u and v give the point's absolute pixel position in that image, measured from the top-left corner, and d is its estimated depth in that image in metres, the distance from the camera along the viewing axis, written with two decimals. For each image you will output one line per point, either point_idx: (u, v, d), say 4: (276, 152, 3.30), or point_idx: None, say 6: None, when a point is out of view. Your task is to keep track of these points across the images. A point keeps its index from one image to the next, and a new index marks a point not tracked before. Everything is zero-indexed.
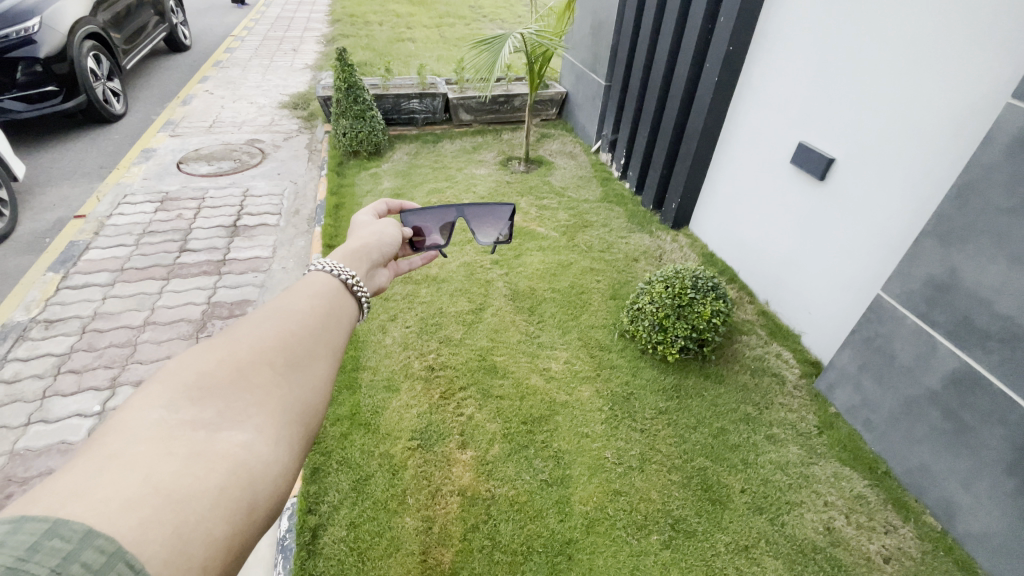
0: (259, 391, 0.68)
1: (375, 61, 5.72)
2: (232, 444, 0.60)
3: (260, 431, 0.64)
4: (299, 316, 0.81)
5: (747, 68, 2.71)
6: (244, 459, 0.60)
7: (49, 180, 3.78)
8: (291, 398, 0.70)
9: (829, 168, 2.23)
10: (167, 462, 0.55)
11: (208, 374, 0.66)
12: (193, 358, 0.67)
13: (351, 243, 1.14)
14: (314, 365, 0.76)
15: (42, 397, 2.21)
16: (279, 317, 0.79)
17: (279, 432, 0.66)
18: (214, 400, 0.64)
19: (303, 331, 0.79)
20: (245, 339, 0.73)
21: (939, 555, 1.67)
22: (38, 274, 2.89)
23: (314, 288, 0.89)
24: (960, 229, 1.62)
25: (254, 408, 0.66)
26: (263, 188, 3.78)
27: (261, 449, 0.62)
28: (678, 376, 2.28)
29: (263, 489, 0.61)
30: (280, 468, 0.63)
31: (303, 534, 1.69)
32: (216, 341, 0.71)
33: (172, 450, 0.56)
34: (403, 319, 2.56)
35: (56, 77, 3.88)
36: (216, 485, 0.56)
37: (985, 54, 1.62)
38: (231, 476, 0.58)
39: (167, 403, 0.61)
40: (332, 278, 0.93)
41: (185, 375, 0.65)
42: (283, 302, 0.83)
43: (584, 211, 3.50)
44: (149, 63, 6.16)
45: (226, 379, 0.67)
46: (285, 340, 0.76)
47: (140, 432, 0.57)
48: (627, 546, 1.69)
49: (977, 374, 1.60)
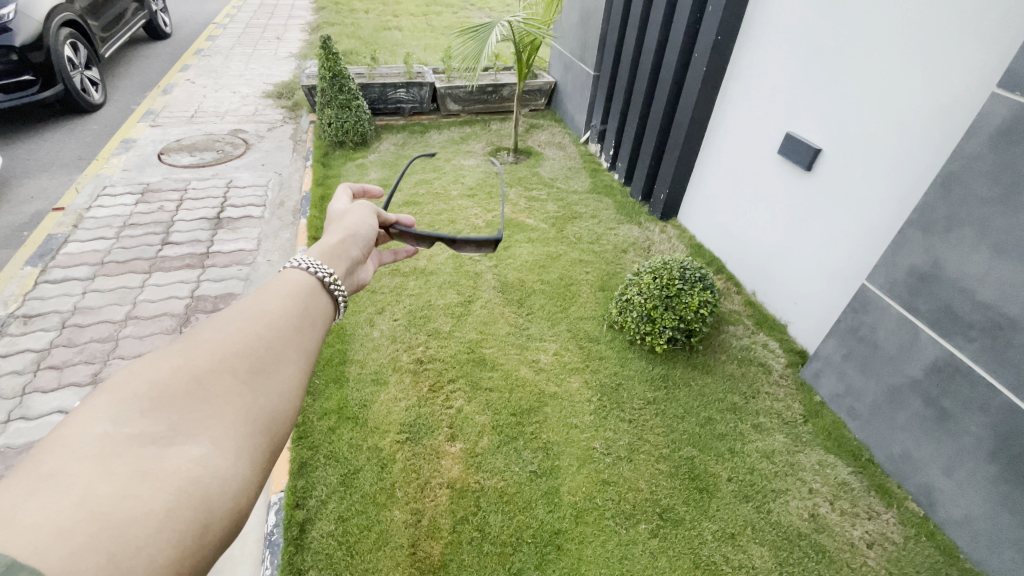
0: (217, 401, 0.66)
1: (361, 50, 5.62)
2: (186, 459, 0.59)
3: (217, 444, 0.63)
4: (268, 319, 0.80)
5: (733, 60, 2.71)
6: (198, 476, 0.59)
7: (25, 171, 3.67)
8: (254, 408, 0.69)
9: (815, 159, 2.24)
10: (110, 481, 0.53)
11: (161, 384, 0.64)
12: (148, 366, 0.65)
13: (329, 239, 1.11)
14: (279, 372, 0.75)
15: (21, 394, 2.16)
16: (244, 320, 0.77)
17: (238, 444, 0.65)
18: (167, 412, 0.62)
19: (268, 337, 0.77)
20: (207, 345, 0.71)
21: (921, 540, 1.71)
22: (15, 269, 2.81)
23: (285, 290, 0.88)
24: (943, 219, 1.63)
25: (211, 419, 0.64)
26: (247, 179, 3.72)
27: (217, 464, 0.61)
28: (666, 366, 2.29)
29: (219, 506, 0.59)
30: (237, 482, 0.62)
31: (291, 529, 1.67)
32: (176, 346, 0.69)
33: (116, 469, 0.55)
34: (391, 312, 2.54)
35: (32, 66, 3.76)
36: (163, 506, 0.55)
37: (968, 45, 1.63)
38: (182, 495, 0.56)
39: (115, 416, 0.59)
40: (309, 277, 0.92)
41: (137, 385, 0.62)
42: (250, 304, 0.81)
43: (573, 202, 3.48)
44: (128, 50, 5.99)
45: (182, 389, 0.65)
46: (249, 347, 0.74)
47: (85, 447, 0.55)
48: (616, 536, 1.70)
49: (958, 363, 1.62)
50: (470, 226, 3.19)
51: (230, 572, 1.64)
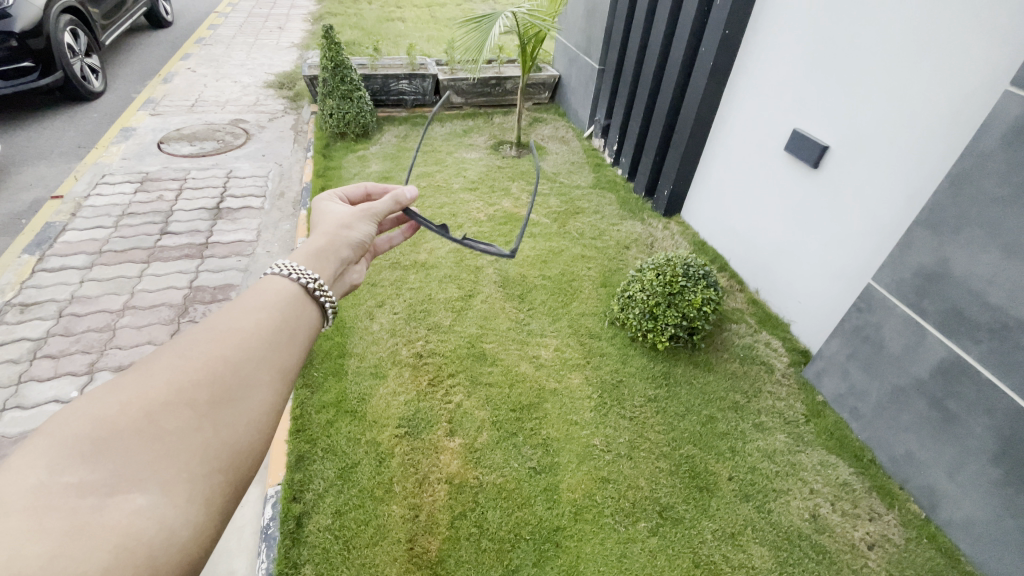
0: (171, 438, 0.63)
1: (364, 40, 5.57)
2: (128, 511, 0.56)
3: (166, 490, 0.60)
4: (239, 339, 0.77)
5: (740, 57, 2.68)
6: (142, 530, 0.56)
7: (24, 159, 3.64)
8: (213, 445, 0.66)
9: (822, 157, 2.22)
10: (41, 539, 0.51)
11: (107, 423, 0.61)
12: (95, 403, 0.62)
13: (315, 240, 1.08)
14: (245, 402, 0.72)
15: (17, 383, 2.14)
16: (210, 341, 0.74)
17: (191, 488, 0.62)
18: (112, 455, 0.59)
19: (236, 360, 0.74)
20: (166, 371, 0.68)
21: (923, 542, 1.70)
22: (12, 256, 2.79)
23: (263, 301, 0.85)
24: (952, 219, 1.61)
25: (162, 461, 0.61)
26: (247, 170, 3.69)
27: (164, 514, 0.58)
28: (667, 364, 2.27)
29: (166, 559, 0.57)
30: (188, 532, 0.60)
31: (287, 522, 1.66)
32: (132, 376, 0.67)
33: (48, 525, 0.52)
34: (391, 306, 2.51)
35: (31, 53, 3.72)
36: (100, 566, 0.52)
37: (980, 43, 1.60)
38: (120, 553, 0.54)
39: (51, 464, 0.56)
40: (291, 283, 0.91)
41: (78, 426, 0.60)
42: (219, 323, 0.78)
43: (576, 197, 3.45)
44: (129, 39, 5.94)
45: (131, 427, 0.62)
46: (213, 373, 0.71)
47: (16, 501, 0.53)
48: (615, 534, 1.69)
49: (964, 364, 1.60)
50: (471, 220, 3.17)
51: (225, 565, 1.63)
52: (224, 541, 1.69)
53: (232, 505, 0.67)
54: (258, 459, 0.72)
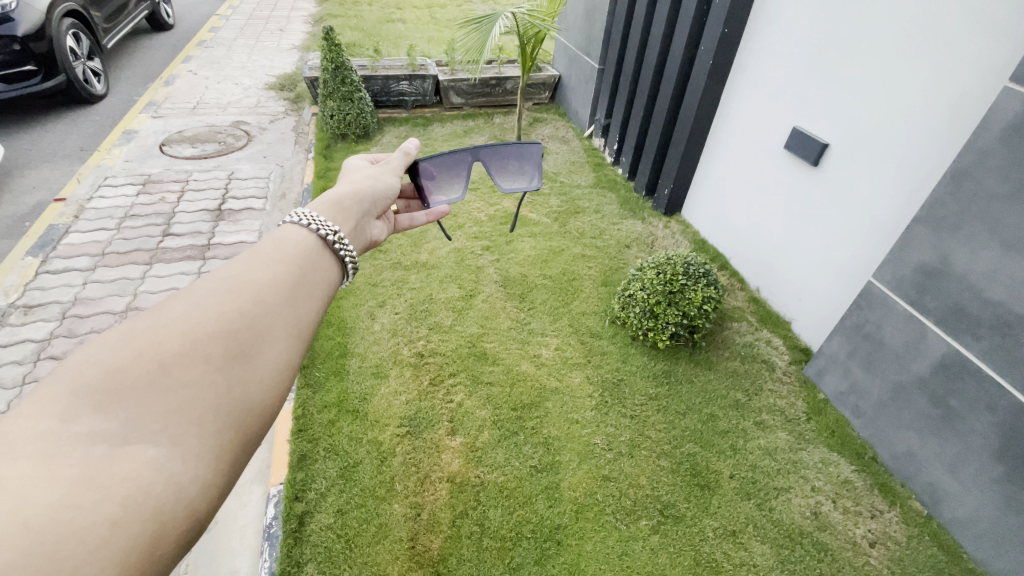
0: (183, 391, 0.63)
1: (364, 42, 5.59)
2: (139, 463, 0.56)
3: (177, 444, 0.60)
4: (255, 291, 0.76)
5: (741, 50, 2.67)
6: (151, 482, 0.56)
7: (27, 162, 3.66)
8: (225, 399, 0.66)
9: (822, 154, 2.21)
10: (50, 486, 0.51)
11: (120, 372, 0.61)
12: (109, 351, 0.62)
13: (334, 195, 1.10)
14: (259, 357, 0.72)
15: (21, 384, 2.16)
16: (226, 294, 0.74)
17: (200, 444, 0.62)
18: (124, 406, 0.59)
19: (252, 314, 0.74)
20: (180, 321, 0.68)
21: (924, 539, 1.70)
22: (16, 259, 2.81)
23: (280, 255, 0.85)
24: (953, 216, 1.61)
25: (173, 414, 0.61)
26: (248, 171, 3.70)
27: (174, 468, 0.58)
28: (668, 362, 2.28)
29: (174, 513, 0.57)
30: (197, 486, 0.60)
31: (289, 521, 1.67)
32: (146, 324, 0.66)
33: (57, 472, 0.52)
34: (392, 306, 2.52)
35: (34, 56, 3.74)
36: (108, 518, 0.52)
37: (979, 39, 1.60)
38: (129, 505, 0.54)
39: (63, 411, 0.56)
40: (309, 233, 0.92)
41: (91, 373, 0.60)
42: (236, 274, 0.77)
43: (577, 196, 3.46)
44: (131, 42, 5.96)
45: (144, 377, 0.61)
46: (228, 326, 0.71)
47: (27, 446, 0.52)
48: (616, 532, 1.69)
49: (965, 361, 1.60)
50: (472, 220, 3.17)
51: (229, 565, 1.64)
52: (228, 540, 1.70)
53: (243, 462, 0.66)
54: (270, 417, 0.72)
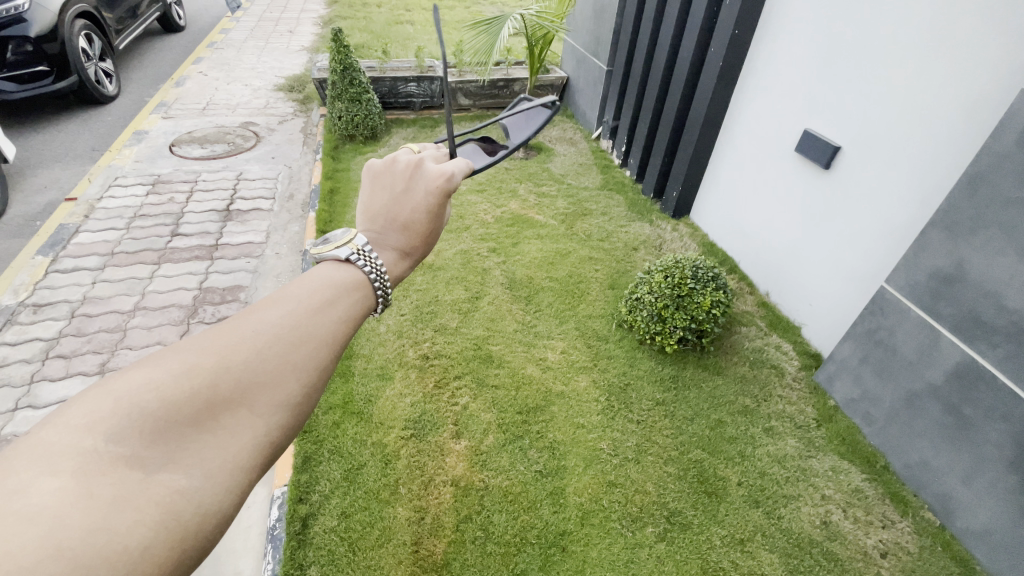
0: (227, 428, 0.55)
1: (373, 44, 5.61)
2: (171, 493, 0.50)
3: (211, 477, 0.53)
4: (322, 334, 0.65)
5: (752, 53, 2.64)
6: (181, 512, 0.50)
7: (39, 162, 3.70)
8: (263, 443, 0.58)
9: (834, 157, 2.18)
10: (86, 509, 0.45)
11: (172, 404, 0.52)
12: (166, 373, 0.53)
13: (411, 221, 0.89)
14: (304, 408, 0.62)
15: (29, 383, 2.17)
16: (293, 328, 0.63)
17: (232, 477, 0.55)
18: (169, 437, 0.51)
19: (311, 356, 0.63)
20: (241, 352, 0.59)
21: (937, 550, 1.66)
22: (27, 258, 2.83)
23: (352, 288, 0.73)
24: (968, 221, 1.57)
25: (213, 449, 0.54)
26: (257, 172, 3.72)
27: (204, 502, 0.52)
28: (676, 367, 2.25)
29: (197, 544, 0.51)
30: (221, 521, 0.53)
31: (293, 523, 1.66)
32: (205, 350, 0.57)
33: (95, 494, 0.46)
34: (398, 307, 2.51)
35: (47, 57, 3.79)
36: (139, 544, 0.47)
37: (997, 41, 1.57)
38: (159, 534, 0.48)
39: (109, 431, 0.49)
40: (367, 282, 0.75)
41: (143, 395, 0.51)
42: (306, 321, 0.64)
43: (584, 198, 3.44)
44: (142, 43, 6.03)
45: (194, 411, 0.53)
46: (286, 366, 0.60)
47: (68, 463, 0.46)
48: (622, 539, 1.67)
49: (981, 369, 1.57)
50: (478, 221, 3.17)
51: (231, 565, 1.64)
52: (231, 540, 1.70)
53: None
54: None
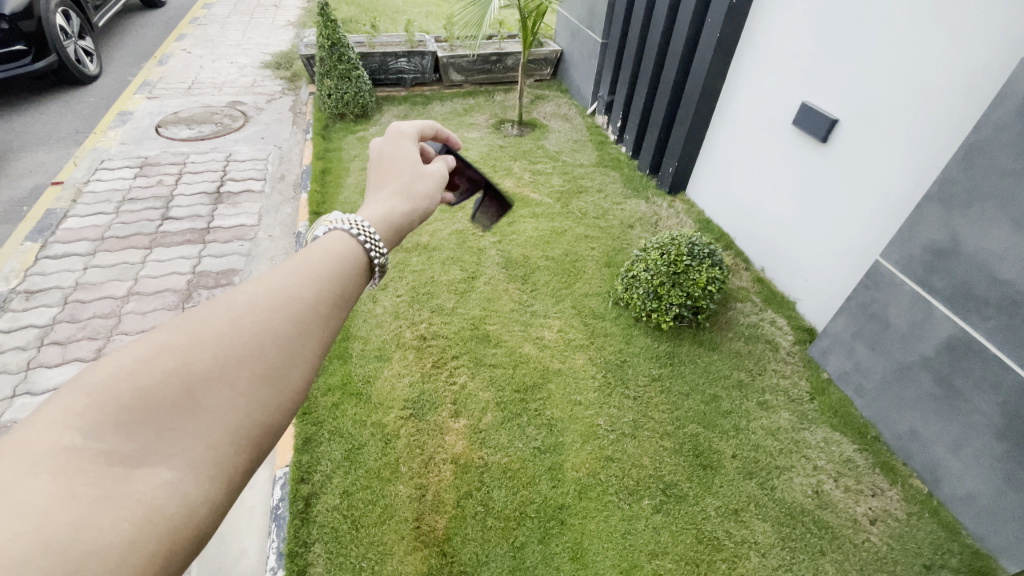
0: (206, 414, 0.55)
1: (361, 18, 5.46)
2: (154, 485, 0.50)
3: (193, 466, 0.53)
4: (297, 312, 0.65)
5: (749, 23, 2.58)
6: (165, 504, 0.50)
7: (22, 145, 3.62)
8: (246, 427, 0.58)
9: (831, 130, 2.16)
10: (70, 506, 0.45)
11: (146, 393, 0.52)
12: (137, 363, 0.53)
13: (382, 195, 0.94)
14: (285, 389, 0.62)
15: (26, 369, 2.17)
16: (265, 307, 0.63)
17: (216, 465, 0.55)
18: (146, 427, 0.52)
19: (286, 335, 0.63)
20: (215, 336, 0.58)
21: (924, 516, 1.71)
22: (15, 244, 2.79)
23: (326, 263, 0.73)
24: (963, 193, 1.57)
25: (193, 437, 0.54)
26: (246, 153, 3.65)
27: (188, 492, 0.52)
28: (672, 343, 2.27)
29: (186, 534, 0.51)
30: (210, 509, 0.53)
31: (296, 502, 1.69)
32: (176, 337, 0.57)
33: (77, 491, 0.46)
34: (394, 288, 2.51)
35: (23, 35, 3.67)
36: (125, 538, 0.47)
37: (997, 9, 1.54)
38: (146, 526, 0.48)
39: (86, 426, 0.49)
40: (344, 255, 0.76)
41: (116, 386, 0.51)
42: (277, 299, 0.64)
43: (579, 175, 3.41)
44: (122, 20, 5.84)
45: (170, 398, 0.53)
46: (261, 347, 0.60)
47: (46, 462, 0.46)
48: (619, 511, 1.71)
49: (972, 341, 1.59)
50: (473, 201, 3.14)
51: (237, 544, 1.67)
52: (236, 520, 1.73)
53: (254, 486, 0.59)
54: None
